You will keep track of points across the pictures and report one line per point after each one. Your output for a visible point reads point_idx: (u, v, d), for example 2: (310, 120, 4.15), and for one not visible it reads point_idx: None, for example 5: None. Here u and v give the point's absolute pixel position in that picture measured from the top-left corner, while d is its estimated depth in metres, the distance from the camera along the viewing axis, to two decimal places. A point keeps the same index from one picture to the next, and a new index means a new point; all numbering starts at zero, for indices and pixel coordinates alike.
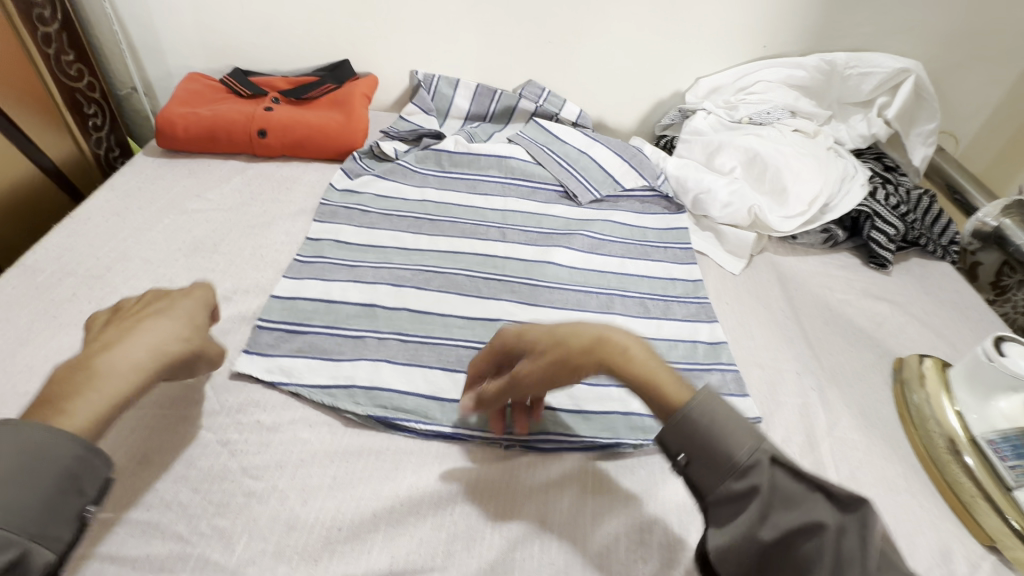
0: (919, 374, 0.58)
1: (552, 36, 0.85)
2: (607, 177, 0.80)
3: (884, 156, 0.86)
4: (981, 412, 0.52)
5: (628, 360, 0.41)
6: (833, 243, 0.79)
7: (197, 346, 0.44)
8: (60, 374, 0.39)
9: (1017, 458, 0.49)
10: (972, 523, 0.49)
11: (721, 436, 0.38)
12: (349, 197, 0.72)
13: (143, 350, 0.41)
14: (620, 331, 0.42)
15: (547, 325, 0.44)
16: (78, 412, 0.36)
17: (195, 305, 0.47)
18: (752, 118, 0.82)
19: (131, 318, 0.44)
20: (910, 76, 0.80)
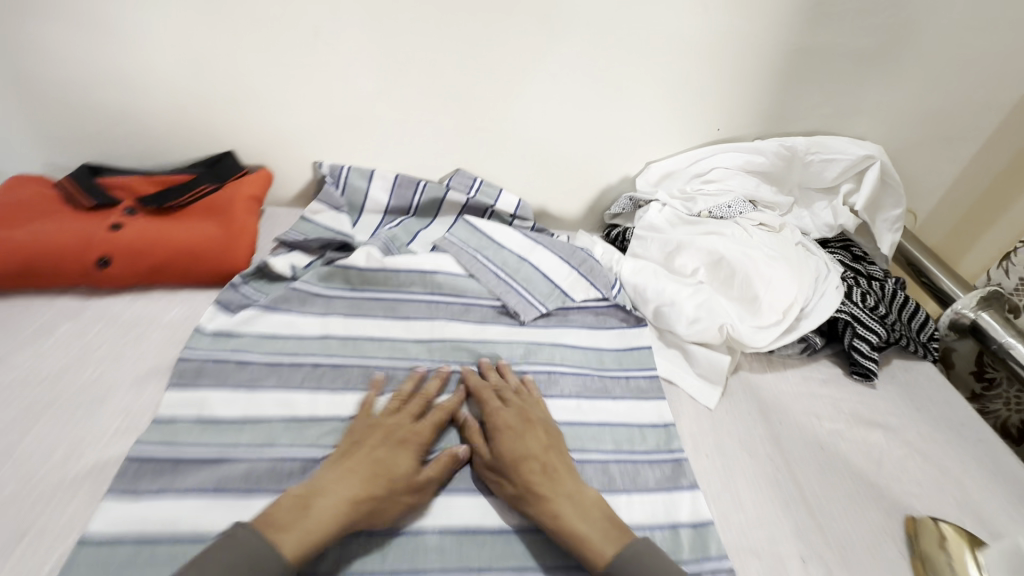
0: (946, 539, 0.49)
1: (482, 122, 0.73)
2: (553, 288, 0.68)
3: (851, 245, 0.79)
4: None
5: (557, 517, 0.44)
6: (811, 352, 0.69)
7: (391, 478, 0.45)
8: (290, 498, 0.42)
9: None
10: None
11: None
12: (225, 342, 0.56)
13: (351, 492, 0.43)
14: (555, 452, 0.49)
15: (526, 451, 0.48)
16: (292, 538, 0.39)
17: (413, 456, 0.47)
18: (712, 212, 0.73)
19: (366, 459, 0.45)
20: (876, 162, 0.72)
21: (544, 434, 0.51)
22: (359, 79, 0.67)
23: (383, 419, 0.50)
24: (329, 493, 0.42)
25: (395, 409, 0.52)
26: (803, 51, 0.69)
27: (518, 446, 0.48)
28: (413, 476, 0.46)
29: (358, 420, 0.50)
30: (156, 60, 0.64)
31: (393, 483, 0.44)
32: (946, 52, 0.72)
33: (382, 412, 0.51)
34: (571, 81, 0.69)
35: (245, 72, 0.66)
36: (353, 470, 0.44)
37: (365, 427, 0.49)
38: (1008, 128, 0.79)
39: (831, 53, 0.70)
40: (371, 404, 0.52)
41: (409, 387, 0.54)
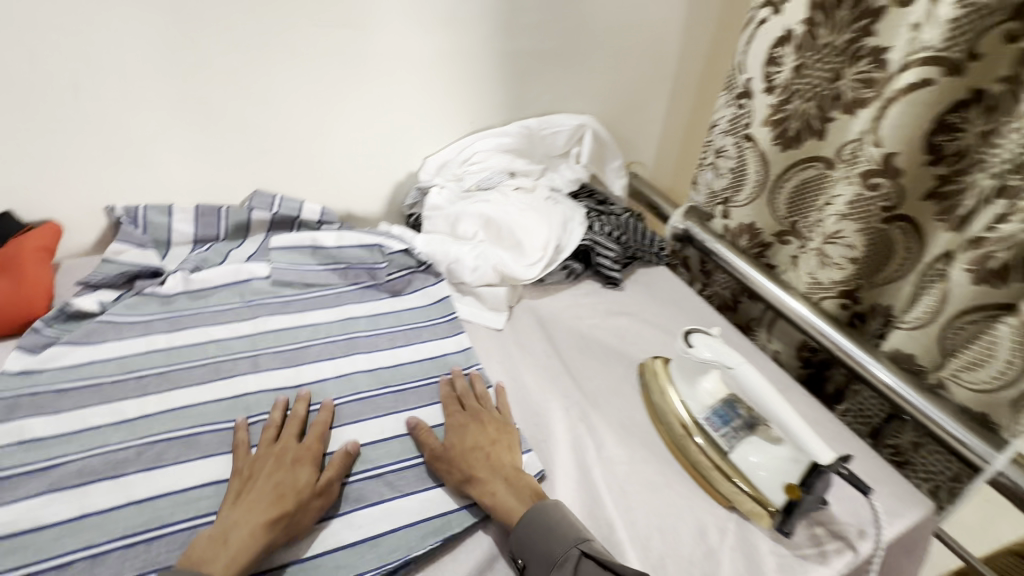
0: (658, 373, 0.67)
1: (266, 144, 0.83)
2: (370, 249, 0.81)
3: (595, 192, 1.02)
4: (694, 396, 0.62)
5: (495, 493, 0.54)
6: (574, 275, 0.90)
7: (295, 497, 0.50)
8: (203, 542, 0.47)
9: (721, 426, 0.60)
10: (714, 490, 0.57)
11: (550, 539, 0.49)
12: (35, 378, 0.59)
13: (264, 515, 0.48)
14: (508, 454, 0.58)
15: (468, 441, 0.58)
16: (219, 567, 0.45)
17: (311, 467, 0.53)
18: (479, 185, 0.92)
19: (264, 488, 0.50)
20: (587, 129, 0.98)
21: (501, 441, 0.59)
22: (132, 123, 0.73)
23: (261, 453, 0.54)
24: (242, 523, 0.48)
25: (272, 441, 0.56)
26: (514, 54, 0.90)
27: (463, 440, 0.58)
28: (313, 485, 0.52)
29: (239, 464, 0.53)
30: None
31: (302, 495, 0.51)
32: (621, 43, 0.97)
33: (263, 445, 0.55)
34: (336, 98, 0.83)
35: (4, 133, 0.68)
36: (263, 501, 0.49)
37: (270, 458, 0.54)
38: (677, 88, 1.09)
39: (537, 53, 0.91)
40: (246, 442, 0.55)
41: (276, 416, 0.58)
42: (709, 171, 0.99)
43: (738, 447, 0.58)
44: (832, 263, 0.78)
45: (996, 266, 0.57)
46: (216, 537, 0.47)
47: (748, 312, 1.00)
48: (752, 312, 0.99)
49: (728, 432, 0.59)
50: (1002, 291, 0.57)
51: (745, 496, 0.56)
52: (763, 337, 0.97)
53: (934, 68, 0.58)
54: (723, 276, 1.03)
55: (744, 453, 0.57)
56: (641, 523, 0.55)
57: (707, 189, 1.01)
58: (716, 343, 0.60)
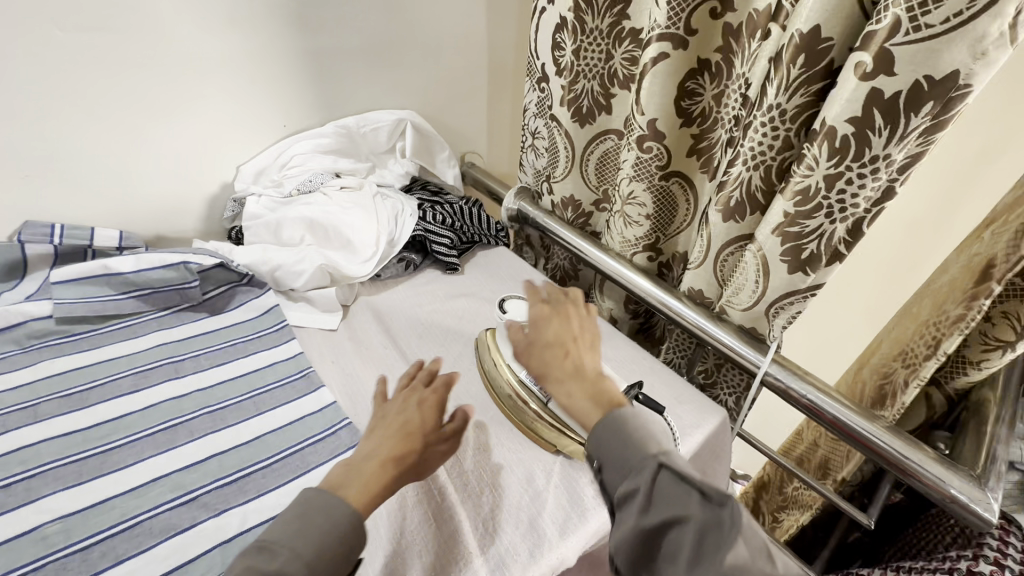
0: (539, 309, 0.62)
1: (28, 168, 0.73)
2: (175, 267, 0.74)
3: (427, 184, 1.05)
4: (515, 358, 0.67)
5: (573, 396, 0.53)
6: (413, 267, 0.91)
7: (411, 436, 0.50)
8: (344, 468, 0.48)
9: (540, 377, 0.64)
10: (540, 438, 0.62)
11: (626, 447, 0.46)
12: None
13: (392, 451, 0.48)
14: (592, 363, 0.56)
15: (547, 337, 0.58)
16: (357, 492, 0.45)
17: (435, 410, 0.53)
18: (300, 189, 0.89)
19: (393, 423, 0.51)
20: (407, 123, 0.99)
21: (584, 349, 0.57)
22: None
23: (375, 414, 0.54)
24: (354, 474, 0.46)
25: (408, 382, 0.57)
26: (315, 53, 0.89)
27: (550, 336, 0.58)
28: (439, 425, 0.52)
29: (372, 420, 0.54)
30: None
31: (427, 434, 0.51)
32: (428, 37, 1.00)
33: (400, 388, 0.57)
34: (111, 110, 0.75)
35: None
36: (389, 433, 0.50)
37: (398, 402, 0.54)
38: (494, 79, 1.15)
39: (340, 51, 0.91)
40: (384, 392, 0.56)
41: (411, 368, 0.58)
42: (532, 154, 1.07)
43: (555, 396, 0.62)
44: (633, 221, 0.86)
45: (736, 203, 0.68)
46: (346, 469, 0.48)
47: (583, 278, 1.10)
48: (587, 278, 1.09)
49: (546, 382, 0.63)
50: (743, 225, 0.69)
51: (567, 440, 0.60)
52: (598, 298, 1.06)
53: (667, 42, 0.68)
54: (558, 250, 1.11)
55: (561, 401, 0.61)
56: (474, 484, 0.58)
57: (534, 169, 1.08)
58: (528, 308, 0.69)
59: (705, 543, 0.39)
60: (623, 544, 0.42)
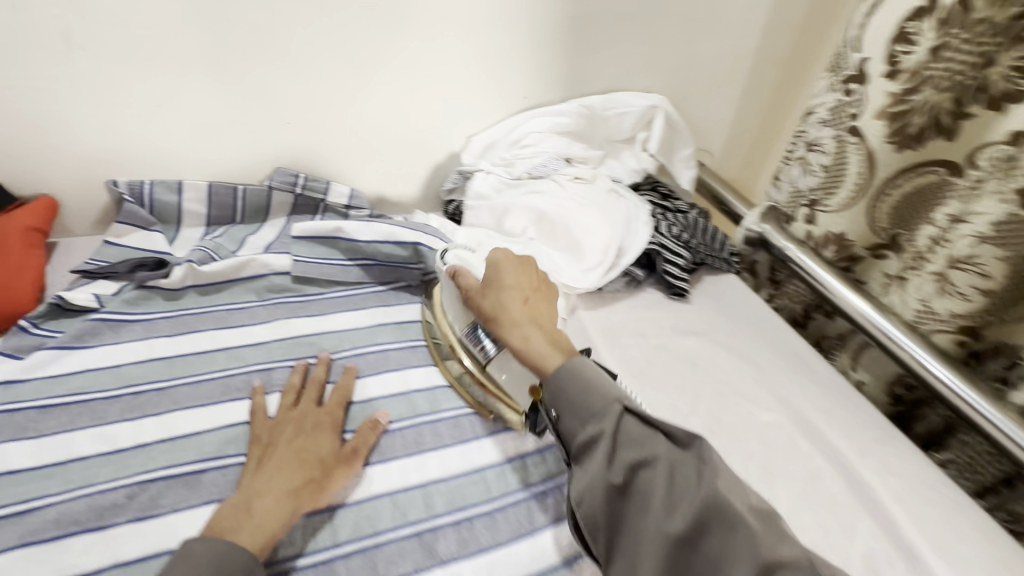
0: (495, 260, 0.58)
1: (289, 116, 0.71)
2: (405, 246, 0.69)
3: (659, 184, 0.89)
4: (459, 316, 0.61)
5: (529, 341, 0.51)
6: (635, 283, 0.78)
7: (315, 461, 0.48)
8: (229, 505, 0.43)
9: (480, 339, 0.58)
10: (478, 406, 0.58)
11: (585, 393, 0.45)
12: (18, 391, 0.50)
13: (290, 482, 0.45)
14: (545, 328, 0.52)
15: (507, 283, 0.56)
16: (255, 527, 0.42)
17: (331, 433, 0.51)
18: (531, 173, 0.79)
19: (288, 454, 0.47)
20: (659, 111, 0.84)
21: (528, 309, 0.54)
22: (135, 86, 0.62)
23: (260, 426, 0.50)
24: (266, 493, 0.44)
25: (291, 405, 0.53)
26: (581, 18, 0.76)
27: (507, 286, 0.55)
28: (335, 452, 0.49)
29: (257, 427, 0.50)
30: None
31: (323, 462, 0.48)
32: (708, 10, 0.82)
33: (283, 409, 0.52)
34: (375, 62, 0.70)
35: None
36: (282, 466, 0.46)
37: (287, 426, 0.50)
38: (757, 70, 0.94)
39: (608, 18, 0.77)
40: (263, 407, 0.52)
41: (295, 379, 0.55)
42: (796, 167, 0.85)
43: None
44: (955, 292, 0.65)
45: None
46: (240, 502, 0.44)
47: (822, 330, 0.88)
48: (828, 331, 0.87)
49: (485, 346, 0.58)
50: None
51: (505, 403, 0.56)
52: (842, 361, 0.85)
53: None
54: (798, 287, 0.90)
55: (498, 368, 0.57)
56: None
57: (791, 185, 0.86)
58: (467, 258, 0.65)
59: (676, 487, 0.40)
60: (597, 502, 0.41)
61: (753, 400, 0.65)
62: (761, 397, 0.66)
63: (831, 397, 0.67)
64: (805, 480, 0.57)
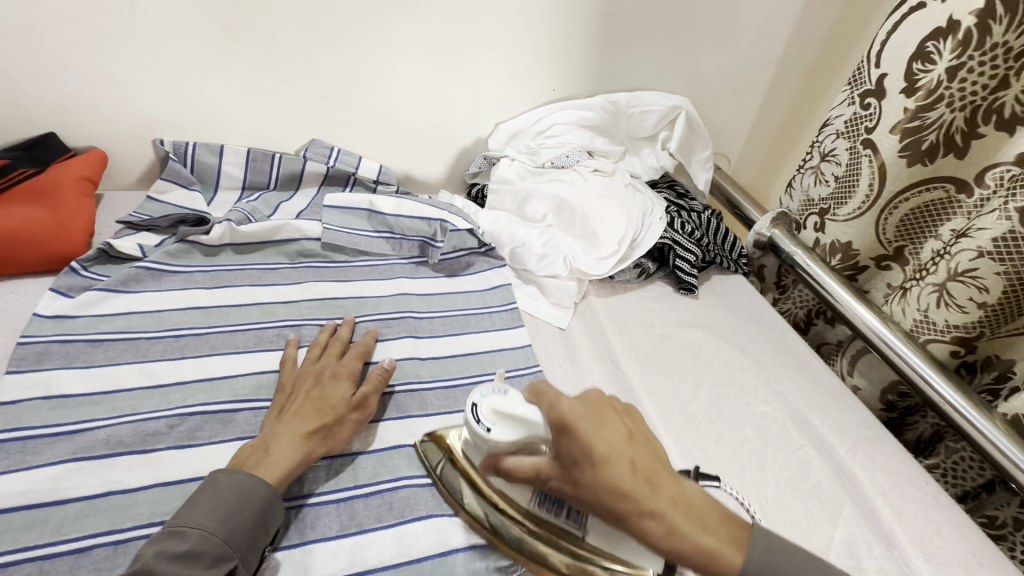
0: (560, 413, 0.40)
1: (328, 90, 0.74)
2: (431, 222, 0.73)
3: (675, 183, 0.93)
4: (509, 488, 0.47)
5: (692, 543, 0.38)
6: (646, 275, 0.81)
7: (328, 408, 0.49)
8: (245, 447, 0.46)
9: (560, 508, 0.45)
10: (565, 574, 0.45)
11: (767, 574, 0.38)
12: (69, 325, 0.54)
13: (304, 427, 0.47)
14: (667, 484, 0.40)
15: (614, 468, 0.39)
16: (267, 469, 0.44)
17: (346, 383, 0.52)
18: (554, 162, 0.82)
19: (305, 402, 0.49)
20: (681, 112, 0.87)
21: (640, 466, 0.40)
22: (190, 50, 0.65)
23: (287, 376, 0.53)
24: (282, 435, 0.46)
25: (317, 358, 0.56)
26: (613, 16, 0.79)
27: (611, 459, 0.39)
28: (349, 400, 0.51)
29: (284, 377, 0.53)
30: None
31: (337, 410, 0.49)
32: (735, 17, 0.85)
33: (307, 361, 0.55)
34: (413, 45, 0.73)
35: (52, 43, 0.61)
36: (297, 413, 0.48)
37: (305, 376, 0.53)
38: (780, 79, 0.96)
39: (639, 18, 0.80)
40: (293, 357, 0.55)
41: (321, 337, 0.58)
42: (810, 176, 0.88)
43: None
44: (953, 304, 0.68)
45: None
46: (255, 444, 0.46)
47: (823, 335, 0.91)
48: (828, 337, 0.90)
49: (572, 514, 0.44)
50: None
51: (611, 559, 0.44)
52: (840, 366, 0.87)
53: None
54: (803, 293, 0.93)
55: (600, 537, 0.43)
56: None
57: (803, 194, 0.90)
58: (505, 416, 0.45)
59: None
60: None
61: (751, 392, 0.68)
62: (760, 390, 0.69)
63: (826, 396, 0.70)
64: (795, 468, 0.61)
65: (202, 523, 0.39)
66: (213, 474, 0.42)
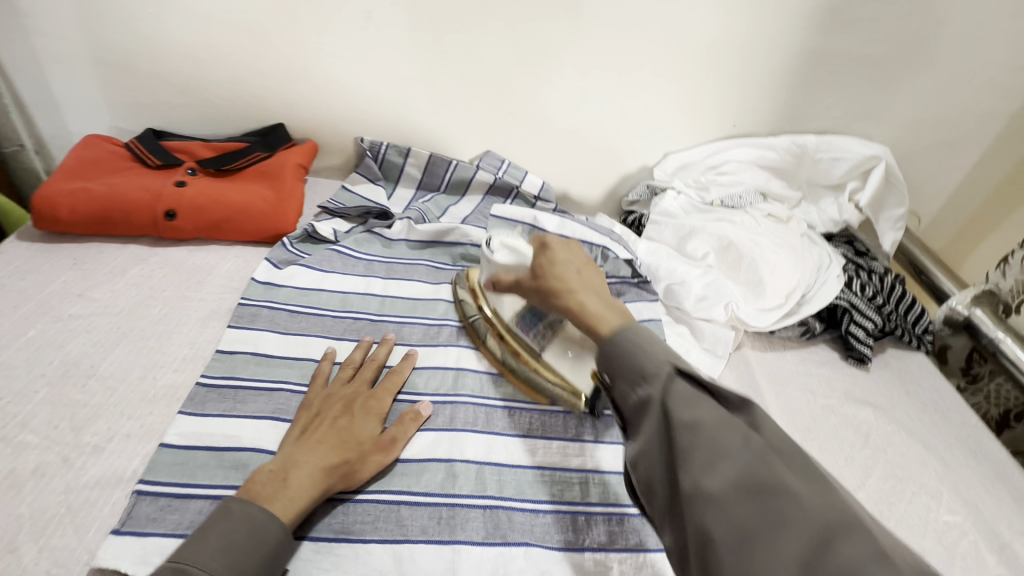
0: (540, 240, 0.53)
1: (512, 107, 0.77)
2: (593, 248, 0.74)
3: (855, 240, 0.83)
4: (501, 306, 0.60)
5: (584, 306, 0.45)
6: (810, 336, 0.74)
7: (356, 445, 0.47)
8: (265, 469, 0.44)
9: (533, 327, 0.58)
10: (529, 388, 0.58)
11: (637, 354, 0.39)
12: (274, 293, 0.62)
13: (326, 458, 0.45)
14: (596, 293, 0.47)
15: (559, 262, 0.50)
16: (284, 498, 0.42)
17: (375, 421, 0.50)
18: (724, 202, 0.79)
19: (331, 431, 0.47)
20: (881, 162, 0.78)
21: (582, 279, 0.49)
22: (403, 62, 0.72)
23: (312, 392, 0.52)
24: (302, 464, 0.44)
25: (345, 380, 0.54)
26: (817, 54, 0.73)
27: (555, 265, 0.50)
28: (377, 439, 0.49)
29: (312, 394, 0.51)
30: (209, 32, 0.68)
31: (364, 447, 0.48)
32: (965, 63, 0.75)
33: (339, 381, 0.53)
34: (599, 70, 0.74)
35: (297, 50, 0.70)
36: (325, 441, 0.46)
37: (333, 400, 0.51)
38: (1009, 136, 0.82)
39: (846, 58, 0.74)
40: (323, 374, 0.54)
41: (356, 355, 0.56)
42: None
43: None
44: None
45: None
46: (275, 466, 0.44)
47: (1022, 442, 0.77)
48: None
49: (538, 333, 0.57)
50: None
51: (556, 386, 0.57)
52: None
53: None
54: (1003, 388, 0.78)
55: (555, 351, 0.57)
56: None
57: None
58: (515, 246, 0.58)
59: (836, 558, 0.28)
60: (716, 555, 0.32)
61: (932, 494, 0.59)
62: (943, 495, 0.59)
63: None
64: None
65: (210, 559, 0.36)
66: (223, 503, 0.40)
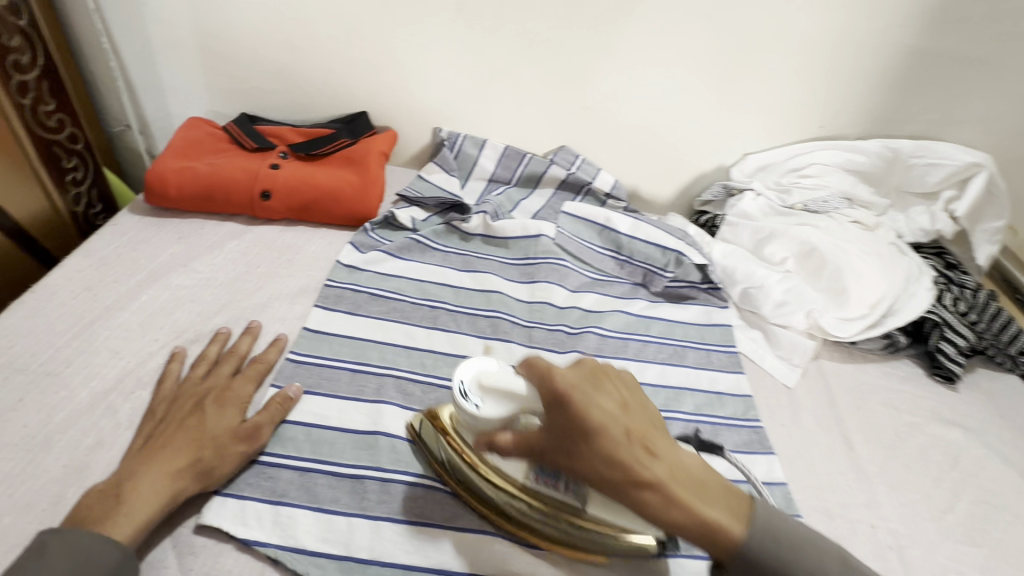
0: (548, 377, 0.37)
1: (592, 102, 0.77)
2: (667, 252, 0.72)
3: (945, 252, 0.78)
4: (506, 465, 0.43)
5: (671, 497, 0.34)
6: (893, 350, 0.70)
7: (219, 443, 0.43)
8: (103, 488, 0.40)
9: (559, 481, 0.41)
10: (573, 547, 0.43)
11: (778, 551, 0.34)
12: (357, 276, 0.64)
13: (184, 462, 0.42)
14: (666, 446, 0.36)
15: (612, 436, 0.34)
16: (130, 513, 0.38)
17: (233, 411, 0.46)
18: (807, 206, 0.76)
19: (165, 433, 0.44)
20: (982, 171, 0.73)
21: (636, 416, 0.36)
22: (488, 54, 0.73)
23: (185, 385, 0.48)
24: (144, 474, 0.40)
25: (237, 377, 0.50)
26: (921, 54, 0.70)
27: (602, 415, 0.35)
28: (233, 430, 0.45)
29: (157, 401, 0.47)
30: (306, 22, 0.71)
31: (219, 440, 0.44)
32: None
33: (192, 378, 0.49)
34: (684, 66, 0.73)
35: (387, 40, 0.72)
36: (159, 446, 0.43)
37: (177, 395, 0.47)
38: None
39: (952, 59, 0.70)
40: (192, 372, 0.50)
41: (240, 347, 0.53)
42: None
43: None
44: None
45: None
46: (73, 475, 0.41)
47: None
48: None
49: (569, 488, 0.41)
50: None
51: (612, 543, 0.42)
52: None
53: None
54: None
55: (600, 506, 0.40)
56: None
57: None
58: (499, 386, 0.41)
59: None
60: None
61: None
62: None
63: None
64: None
65: None
66: (49, 530, 0.36)
